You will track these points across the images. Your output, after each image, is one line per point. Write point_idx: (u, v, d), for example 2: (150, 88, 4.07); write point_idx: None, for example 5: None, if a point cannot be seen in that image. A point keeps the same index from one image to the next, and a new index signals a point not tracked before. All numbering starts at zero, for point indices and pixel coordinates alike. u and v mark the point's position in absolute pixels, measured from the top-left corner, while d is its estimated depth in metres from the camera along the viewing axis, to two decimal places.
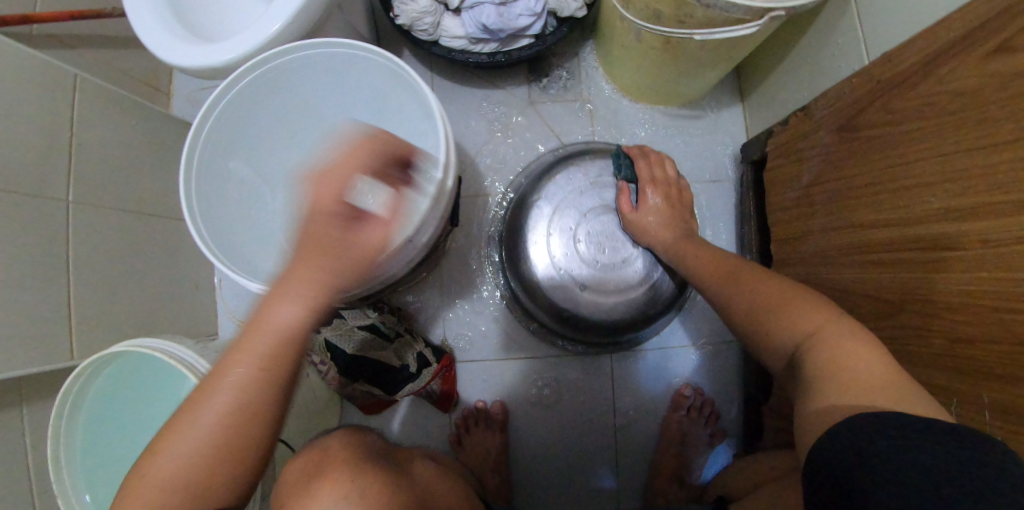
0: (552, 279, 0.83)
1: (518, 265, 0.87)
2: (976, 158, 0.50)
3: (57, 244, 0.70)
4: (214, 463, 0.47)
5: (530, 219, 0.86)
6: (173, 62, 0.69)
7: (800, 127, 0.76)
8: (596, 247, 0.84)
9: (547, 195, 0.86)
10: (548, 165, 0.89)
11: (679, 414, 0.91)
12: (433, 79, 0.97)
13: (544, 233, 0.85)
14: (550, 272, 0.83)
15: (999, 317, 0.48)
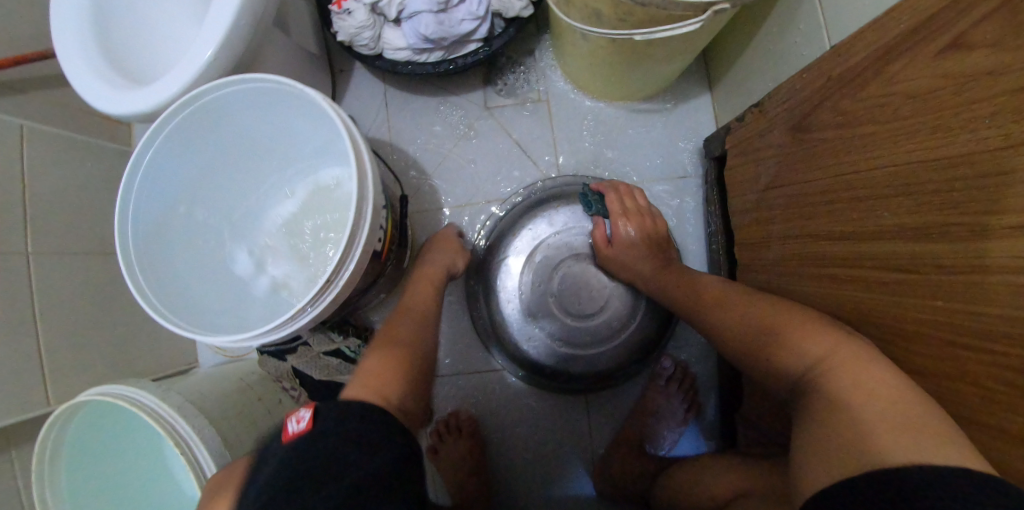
0: (532, 335, 0.86)
1: (492, 315, 0.88)
2: (930, 171, 0.45)
3: (21, 296, 0.71)
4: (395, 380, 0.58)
5: (500, 273, 0.87)
6: (103, 108, 0.67)
7: (756, 124, 0.70)
8: (572, 297, 0.86)
9: (517, 245, 0.87)
10: (514, 215, 0.89)
11: (656, 384, 0.87)
12: (385, 90, 0.94)
13: (518, 288, 0.86)
14: (527, 327, 0.86)
15: (954, 350, 0.44)
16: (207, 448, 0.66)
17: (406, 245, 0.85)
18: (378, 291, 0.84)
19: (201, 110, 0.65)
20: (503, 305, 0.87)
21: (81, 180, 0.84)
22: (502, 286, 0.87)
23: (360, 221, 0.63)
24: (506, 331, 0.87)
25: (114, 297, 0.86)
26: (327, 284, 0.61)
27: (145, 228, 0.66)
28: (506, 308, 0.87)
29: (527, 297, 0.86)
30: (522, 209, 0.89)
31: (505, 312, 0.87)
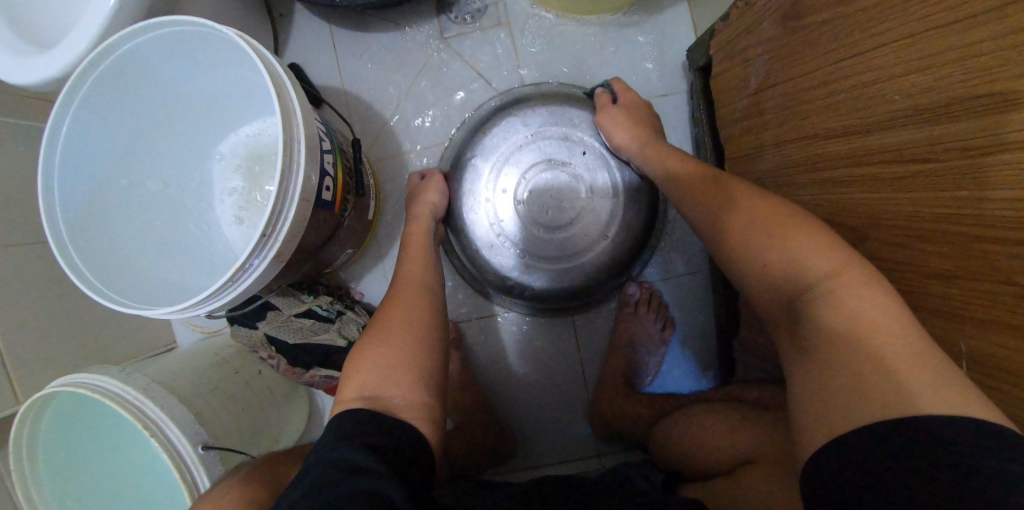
0: (492, 244, 0.79)
1: (455, 224, 0.81)
2: (952, 34, 0.37)
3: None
4: (386, 362, 0.55)
5: (464, 179, 0.80)
6: (12, 81, 0.60)
7: (742, 20, 0.61)
8: (540, 205, 0.78)
9: (485, 148, 0.79)
10: (484, 118, 0.81)
11: (626, 311, 0.83)
12: (329, 31, 0.84)
13: (483, 196, 0.79)
14: (489, 237, 0.79)
15: (980, 246, 0.38)
16: (178, 426, 0.64)
17: (366, 193, 0.77)
18: (341, 247, 0.77)
19: (109, 66, 0.58)
20: (467, 219, 0.80)
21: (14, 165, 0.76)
22: (464, 196, 0.79)
23: (292, 170, 0.55)
24: (471, 247, 0.80)
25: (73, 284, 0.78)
26: (263, 239, 0.54)
27: (76, 203, 0.60)
28: (468, 219, 0.80)
29: (492, 204, 0.79)
30: (493, 112, 0.82)
31: (466, 222, 0.80)
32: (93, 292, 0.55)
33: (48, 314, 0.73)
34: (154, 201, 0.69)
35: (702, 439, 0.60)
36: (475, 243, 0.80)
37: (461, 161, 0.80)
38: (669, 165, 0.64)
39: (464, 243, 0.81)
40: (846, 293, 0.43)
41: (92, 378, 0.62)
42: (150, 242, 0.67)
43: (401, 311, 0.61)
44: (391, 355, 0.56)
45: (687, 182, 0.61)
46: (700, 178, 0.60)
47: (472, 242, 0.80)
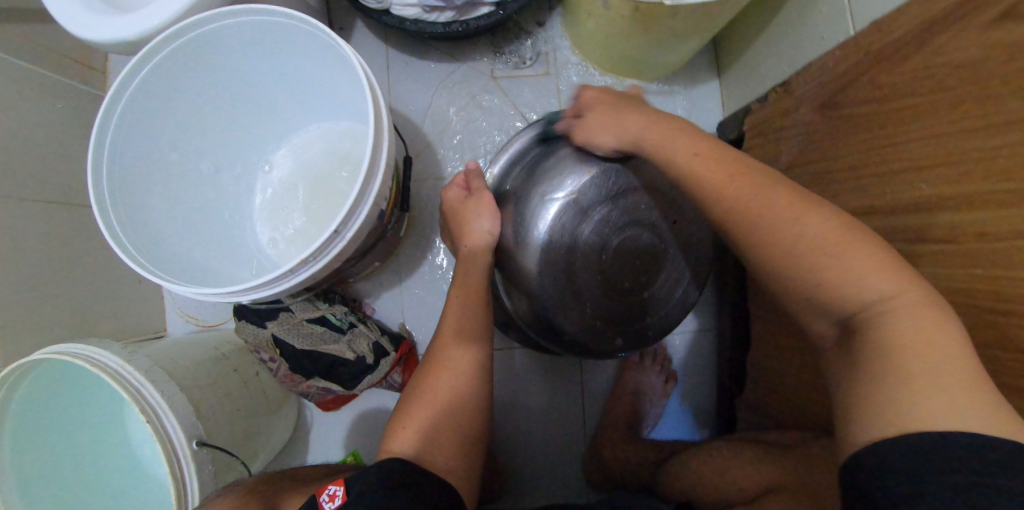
0: (556, 308, 0.70)
1: (508, 275, 0.72)
2: (969, 140, 0.45)
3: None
4: (426, 432, 0.53)
5: (541, 207, 0.69)
6: (73, 31, 0.60)
7: (780, 104, 0.71)
8: (614, 272, 0.69)
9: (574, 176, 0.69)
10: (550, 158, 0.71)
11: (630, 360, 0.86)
12: (387, 52, 0.89)
13: (562, 236, 0.69)
14: (553, 299, 0.70)
15: (995, 318, 0.43)
16: (175, 415, 0.59)
17: (407, 212, 0.80)
18: (370, 259, 0.79)
19: (192, 46, 0.59)
20: (534, 257, 0.69)
21: (45, 122, 0.72)
22: (540, 232, 0.69)
23: (370, 179, 0.58)
24: (529, 285, 0.70)
25: (73, 249, 0.73)
26: (333, 235, 0.56)
27: (125, 168, 0.60)
28: (537, 258, 0.69)
29: (569, 249, 0.69)
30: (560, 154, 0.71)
31: (532, 258, 0.69)
32: (137, 262, 0.54)
33: (43, 274, 0.68)
34: (196, 179, 0.69)
35: (723, 472, 0.63)
36: (534, 302, 0.71)
37: (540, 183, 0.70)
38: (692, 161, 0.49)
39: (518, 296, 0.72)
40: (912, 348, 0.36)
41: (97, 350, 0.58)
42: (182, 222, 0.66)
43: (446, 371, 0.57)
44: (437, 424, 0.54)
45: (715, 183, 0.47)
46: (734, 171, 0.46)
47: (528, 298, 0.71)
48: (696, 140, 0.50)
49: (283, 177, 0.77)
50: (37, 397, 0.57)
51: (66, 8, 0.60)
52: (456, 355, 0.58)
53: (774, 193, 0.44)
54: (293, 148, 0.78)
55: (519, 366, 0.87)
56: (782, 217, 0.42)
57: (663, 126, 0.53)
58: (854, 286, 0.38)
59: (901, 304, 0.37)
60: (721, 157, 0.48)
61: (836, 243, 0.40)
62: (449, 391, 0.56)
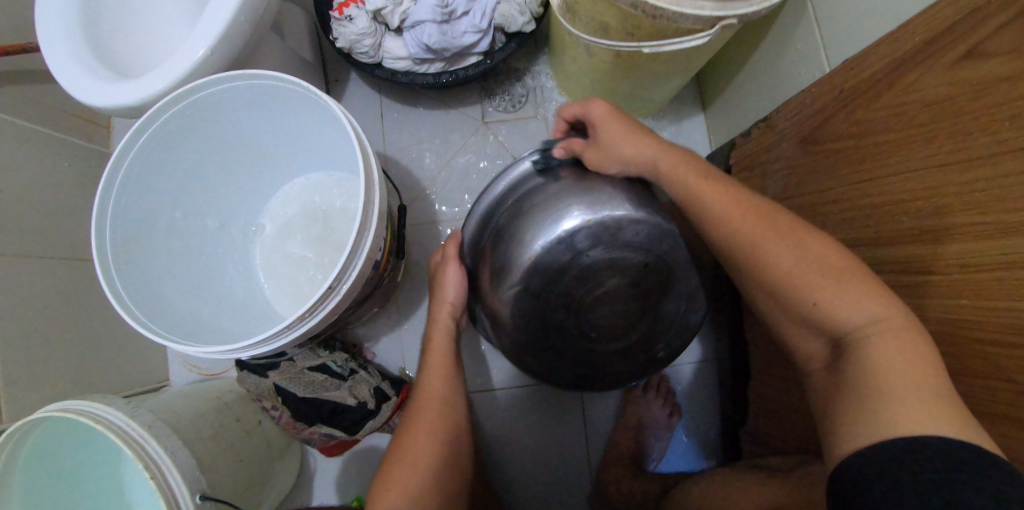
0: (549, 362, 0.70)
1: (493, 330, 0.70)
2: (943, 175, 0.46)
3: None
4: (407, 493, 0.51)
5: (513, 269, 0.64)
6: (76, 95, 0.60)
7: (763, 138, 0.73)
8: (609, 317, 0.67)
9: (579, 209, 0.63)
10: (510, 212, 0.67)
11: (634, 395, 0.85)
12: (381, 102, 0.92)
13: (546, 282, 0.64)
14: (544, 352, 0.69)
15: (978, 348, 0.44)
16: (180, 473, 0.58)
17: (403, 258, 0.83)
18: (369, 306, 0.82)
19: (192, 109, 0.62)
20: (510, 303, 0.66)
21: (55, 183, 0.73)
22: (522, 274, 0.64)
23: (365, 231, 0.61)
24: (505, 328, 0.68)
25: (79, 306, 0.73)
26: (330, 290, 0.59)
27: (127, 227, 0.62)
28: (515, 303, 0.65)
29: (551, 296, 0.65)
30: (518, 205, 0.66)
31: (508, 302, 0.65)
32: (136, 320, 0.55)
33: (52, 334, 0.67)
34: (196, 234, 0.72)
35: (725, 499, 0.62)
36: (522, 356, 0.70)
37: (523, 226, 0.64)
38: (704, 188, 0.50)
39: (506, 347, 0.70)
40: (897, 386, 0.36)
41: (99, 407, 0.58)
42: (181, 276, 0.68)
43: (423, 428, 0.56)
44: (420, 483, 0.52)
45: (720, 208, 0.49)
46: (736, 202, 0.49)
47: (515, 352, 0.70)
48: (699, 170, 0.52)
49: (284, 229, 0.80)
50: (39, 452, 0.57)
51: (69, 75, 0.60)
52: (433, 409, 0.57)
53: (761, 239, 0.46)
54: (292, 199, 0.81)
55: (522, 405, 0.88)
56: (783, 244, 0.45)
57: (692, 166, 0.52)
58: (842, 304, 0.41)
59: (886, 328, 0.39)
60: (733, 190, 0.50)
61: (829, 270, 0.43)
62: (429, 447, 0.55)
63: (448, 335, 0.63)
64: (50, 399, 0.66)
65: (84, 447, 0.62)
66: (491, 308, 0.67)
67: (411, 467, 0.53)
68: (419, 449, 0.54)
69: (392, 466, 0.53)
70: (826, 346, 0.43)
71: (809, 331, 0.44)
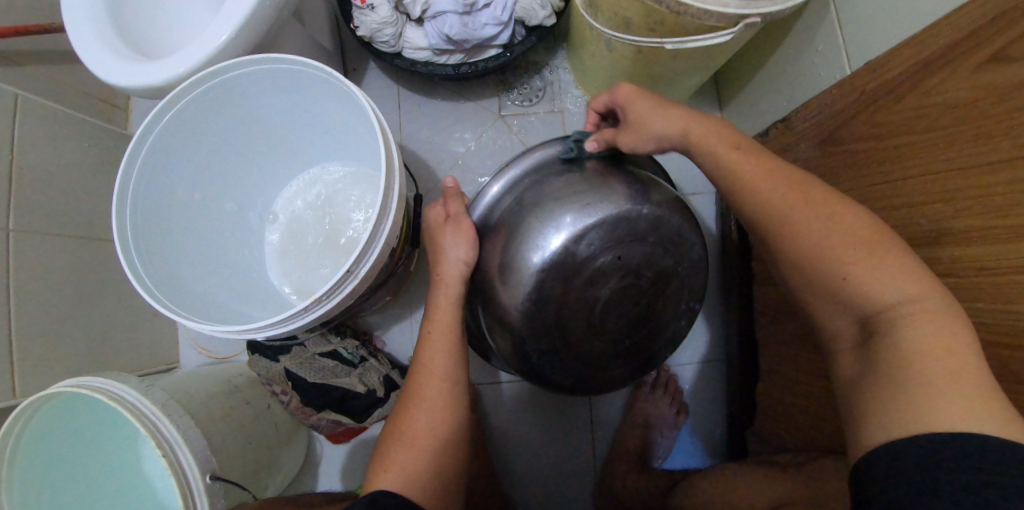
0: (554, 362, 0.68)
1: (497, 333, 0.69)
2: (965, 178, 0.46)
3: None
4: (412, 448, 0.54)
5: (521, 271, 0.64)
6: (98, 74, 0.60)
7: (781, 138, 0.73)
8: (613, 317, 0.67)
9: (572, 214, 0.63)
10: (513, 214, 0.66)
11: (641, 392, 0.86)
12: (399, 91, 0.92)
13: (558, 277, 0.64)
14: (548, 354, 0.68)
15: (996, 352, 0.44)
16: (192, 452, 0.59)
17: (416, 247, 0.83)
18: (381, 295, 0.82)
19: (214, 92, 0.62)
20: (520, 297, 0.64)
21: (75, 162, 0.74)
22: (534, 269, 0.64)
23: (383, 219, 0.61)
24: (511, 325, 0.66)
25: (95, 284, 0.73)
26: (347, 274, 0.59)
27: (147, 206, 0.62)
28: (527, 297, 0.64)
29: (557, 300, 0.64)
30: (519, 209, 0.66)
31: (518, 296, 0.64)
32: (155, 299, 0.56)
33: (69, 311, 0.68)
34: (212, 216, 0.72)
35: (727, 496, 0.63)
36: (528, 360, 0.69)
37: (528, 227, 0.64)
38: (735, 156, 0.48)
39: (509, 351, 0.69)
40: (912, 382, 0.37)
41: (115, 384, 0.58)
42: (196, 257, 0.68)
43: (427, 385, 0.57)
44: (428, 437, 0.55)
45: (757, 172, 0.47)
46: (768, 170, 0.46)
47: (518, 356, 0.69)
48: (729, 140, 0.49)
49: (298, 216, 0.80)
50: (54, 426, 0.57)
51: (93, 54, 0.60)
52: (437, 362, 0.58)
53: (798, 211, 0.44)
54: (307, 186, 0.81)
55: (530, 398, 0.88)
56: (819, 212, 0.43)
57: (704, 125, 0.50)
58: (880, 285, 0.40)
59: (921, 306, 0.38)
60: (761, 153, 0.48)
61: (875, 246, 0.41)
62: (435, 400, 0.57)
63: (449, 326, 0.60)
64: (65, 376, 0.66)
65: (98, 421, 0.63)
66: (499, 310, 0.66)
67: (409, 448, 0.54)
68: (419, 427, 0.55)
69: (393, 443, 0.55)
70: (854, 323, 0.42)
71: (844, 305, 0.42)
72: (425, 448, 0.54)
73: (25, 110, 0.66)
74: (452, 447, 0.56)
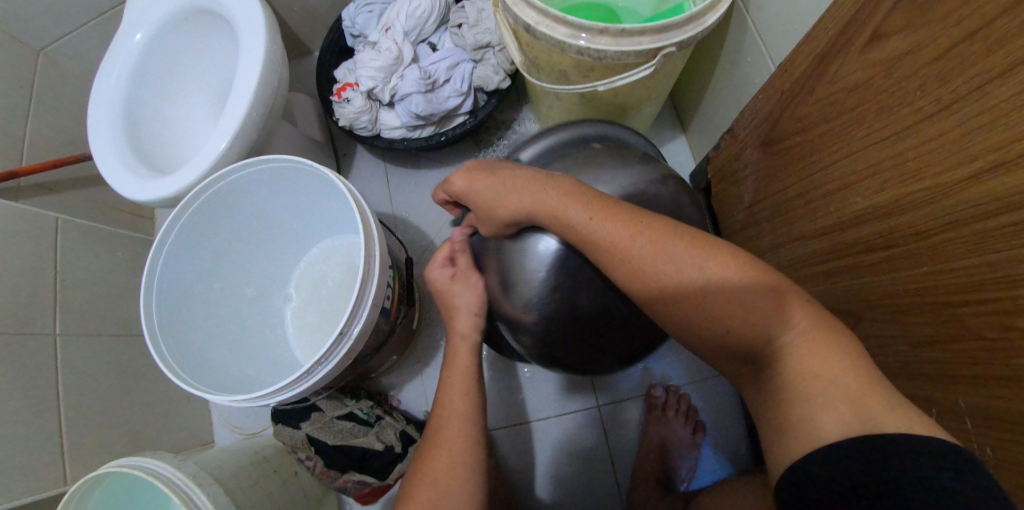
0: (575, 365, 0.71)
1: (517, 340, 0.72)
2: (881, 152, 0.49)
3: (46, 375, 0.69)
4: (443, 477, 0.55)
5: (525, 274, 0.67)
6: (120, 192, 0.72)
7: (731, 148, 0.78)
8: (636, 282, 0.68)
9: (571, 199, 0.68)
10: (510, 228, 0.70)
11: (653, 415, 0.85)
12: (386, 167, 1.02)
13: (563, 268, 0.66)
14: (563, 357, 0.71)
15: (949, 312, 0.45)
16: None
17: (414, 305, 0.90)
18: (386, 354, 0.87)
19: (219, 194, 0.72)
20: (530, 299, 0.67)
21: (109, 269, 0.85)
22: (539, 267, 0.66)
23: (368, 283, 0.68)
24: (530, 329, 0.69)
25: (134, 377, 0.82)
26: (340, 336, 0.65)
27: (170, 301, 0.71)
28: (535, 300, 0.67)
29: (571, 291, 0.66)
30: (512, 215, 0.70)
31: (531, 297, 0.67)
32: (179, 378, 0.63)
33: (109, 401, 0.77)
34: (230, 302, 0.82)
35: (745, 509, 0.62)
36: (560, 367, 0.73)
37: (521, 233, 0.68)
38: (589, 222, 0.51)
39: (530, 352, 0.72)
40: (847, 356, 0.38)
41: (152, 459, 0.64)
42: (216, 338, 0.77)
43: (451, 417, 0.61)
44: (453, 462, 0.57)
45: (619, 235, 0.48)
46: (638, 228, 0.48)
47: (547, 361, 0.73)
48: (577, 194, 0.53)
49: (305, 292, 0.89)
50: (95, 506, 0.63)
51: (115, 175, 0.72)
52: (464, 386, 0.64)
53: (674, 249, 0.46)
54: (308, 266, 0.90)
55: (546, 437, 0.89)
56: (677, 266, 0.45)
57: (551, 186, 0.55)
58: (755, 323, 0.41)
59: (805, 334, 0.40)
60: (611, 210, 0.51)
61: (726, 285, 0.43)
62: (460, 427, 0.60)
63: (466, 371, 0.65)
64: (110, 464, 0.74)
65: (132, 499, 0.68)
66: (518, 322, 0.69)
67: (435, 489, 0.54)
68: (445, 459, 0.57)
69: (416, 481, 0.56)
70: None
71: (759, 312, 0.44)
72: (452, 485, 0.55)
73: (67, 234, 0.78)
74: (478, 475, 0.57)
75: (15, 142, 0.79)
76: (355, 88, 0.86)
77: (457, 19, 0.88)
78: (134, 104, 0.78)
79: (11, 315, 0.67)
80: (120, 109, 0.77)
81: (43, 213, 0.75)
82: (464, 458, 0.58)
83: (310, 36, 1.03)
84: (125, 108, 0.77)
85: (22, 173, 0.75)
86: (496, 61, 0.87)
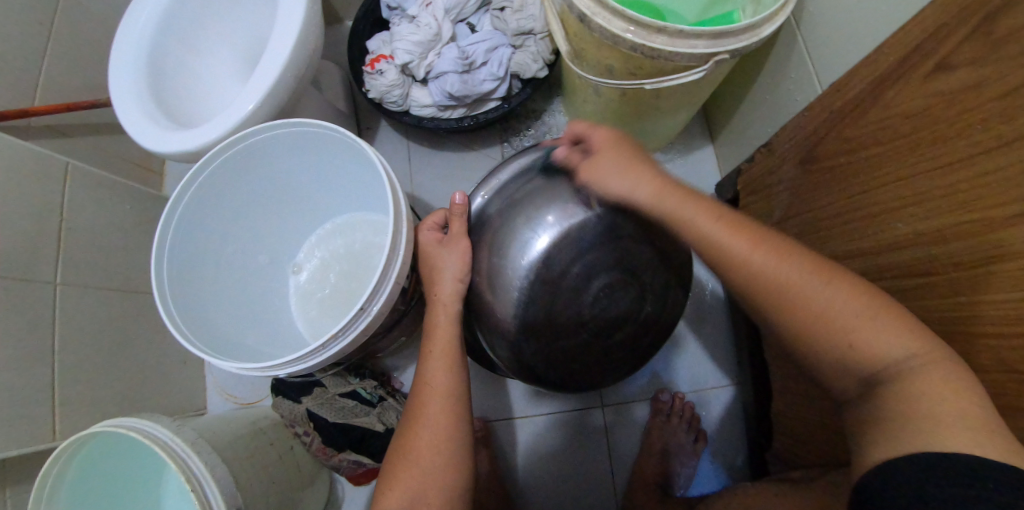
0: (548, 371, 0.73)
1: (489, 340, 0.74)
2: (933, 181, 0.49)
3: (43, 323, 0.66)
4: (427, 452, 0.55)
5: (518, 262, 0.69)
6: (139, 141, 0.69)
7: (766, 162, 0.79)
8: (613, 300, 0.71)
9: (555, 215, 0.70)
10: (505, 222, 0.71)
11: (657, 420, 0.86)
12: (409, 145, 1.00)
13: (543, 279, 0.69)
14: (540, 362, 0.72)
15: (983, 342, 0.46)
16: (217, 486, 0.61)
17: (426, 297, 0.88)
18: (395, 335, 0.85)
19: (242, 154, 0.69)
20: (512, 299, 0.69)
21: (116, 221, 0.81)
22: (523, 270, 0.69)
23: (393, 259, 0.66)
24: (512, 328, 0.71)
25: (132, 335, 0.79)
26: (361, 311, 0.63)
27: (179, 259, 0.68)
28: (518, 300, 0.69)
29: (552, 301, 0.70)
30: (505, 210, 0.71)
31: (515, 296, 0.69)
32: (185, 339, 0.61)
33: (105, 356, 0.74)
34: (238, 266, 0.79)
35: None
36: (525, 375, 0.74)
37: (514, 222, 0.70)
38: (698, 217, 0.49)
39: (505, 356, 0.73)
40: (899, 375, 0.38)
41: (148, 421, 0.62)
42: (223, 302, 0.74)
43: (434, 391, 0.59)
44: (435, 435, 0.56)
45: (739, 249, 0.47)
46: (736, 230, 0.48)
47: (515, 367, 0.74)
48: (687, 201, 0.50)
49: (317, 265, 0.86)
50: (88, 464, 0.61)
51: (134, 123, 0.69)
52: (447, 359, 0.62)
53: (743, 254, 0.46)
54: (323, 239, 0.87)
55: (547, 432, 0.89)
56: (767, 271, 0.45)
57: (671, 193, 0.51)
58: (881, 339, 0.41)
59: (922, 361, 0.39)
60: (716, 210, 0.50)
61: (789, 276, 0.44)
62: (444, 401, 0.59)
63: (448, 346, 0.63)
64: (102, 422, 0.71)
65: (124, 459, 0.65)
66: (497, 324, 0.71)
67: (415, 467, 0.54)
68: (428, 435, 0.56)
69: (397, 462, 0.55)
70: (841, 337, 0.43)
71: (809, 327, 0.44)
72: (434, 463, 0.54)
73: (76, 180, 0.74)
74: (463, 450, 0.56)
75: (29, 77, 0.75)
76: (390, 61, 0.84)
77: (500, 2, 0.86)
78: (161, 51, 0.75)
79: (12, 258, 0.63)
80: (146, 53, 0.73)
81: (53, 154, 0.71)
82: (452, 434, 0.57)
83: (345, 3, 1.00)
84: (151, 53, 0.73)
85: (34, 111, 0.71)
86: (536, 49, 0.85)
